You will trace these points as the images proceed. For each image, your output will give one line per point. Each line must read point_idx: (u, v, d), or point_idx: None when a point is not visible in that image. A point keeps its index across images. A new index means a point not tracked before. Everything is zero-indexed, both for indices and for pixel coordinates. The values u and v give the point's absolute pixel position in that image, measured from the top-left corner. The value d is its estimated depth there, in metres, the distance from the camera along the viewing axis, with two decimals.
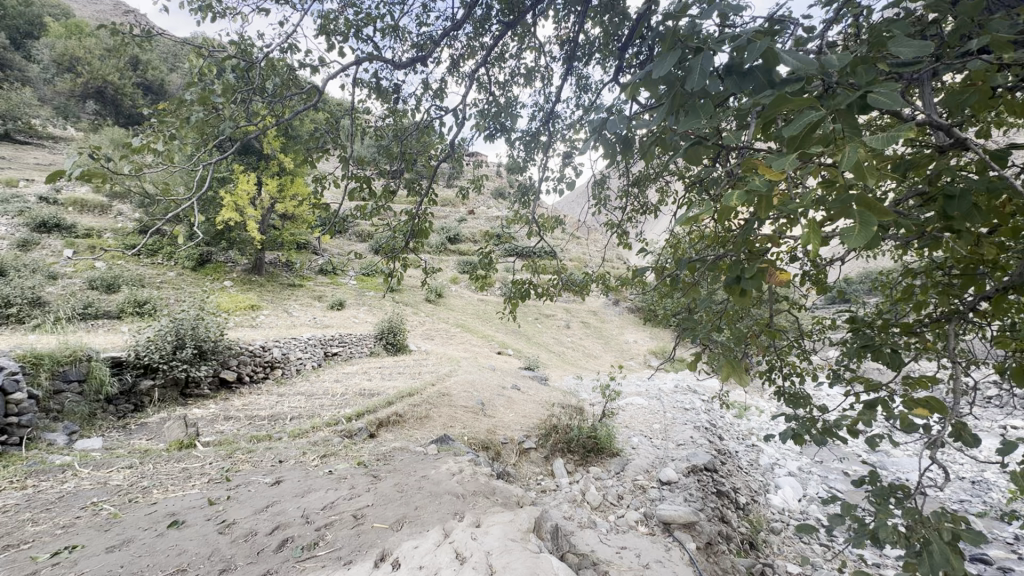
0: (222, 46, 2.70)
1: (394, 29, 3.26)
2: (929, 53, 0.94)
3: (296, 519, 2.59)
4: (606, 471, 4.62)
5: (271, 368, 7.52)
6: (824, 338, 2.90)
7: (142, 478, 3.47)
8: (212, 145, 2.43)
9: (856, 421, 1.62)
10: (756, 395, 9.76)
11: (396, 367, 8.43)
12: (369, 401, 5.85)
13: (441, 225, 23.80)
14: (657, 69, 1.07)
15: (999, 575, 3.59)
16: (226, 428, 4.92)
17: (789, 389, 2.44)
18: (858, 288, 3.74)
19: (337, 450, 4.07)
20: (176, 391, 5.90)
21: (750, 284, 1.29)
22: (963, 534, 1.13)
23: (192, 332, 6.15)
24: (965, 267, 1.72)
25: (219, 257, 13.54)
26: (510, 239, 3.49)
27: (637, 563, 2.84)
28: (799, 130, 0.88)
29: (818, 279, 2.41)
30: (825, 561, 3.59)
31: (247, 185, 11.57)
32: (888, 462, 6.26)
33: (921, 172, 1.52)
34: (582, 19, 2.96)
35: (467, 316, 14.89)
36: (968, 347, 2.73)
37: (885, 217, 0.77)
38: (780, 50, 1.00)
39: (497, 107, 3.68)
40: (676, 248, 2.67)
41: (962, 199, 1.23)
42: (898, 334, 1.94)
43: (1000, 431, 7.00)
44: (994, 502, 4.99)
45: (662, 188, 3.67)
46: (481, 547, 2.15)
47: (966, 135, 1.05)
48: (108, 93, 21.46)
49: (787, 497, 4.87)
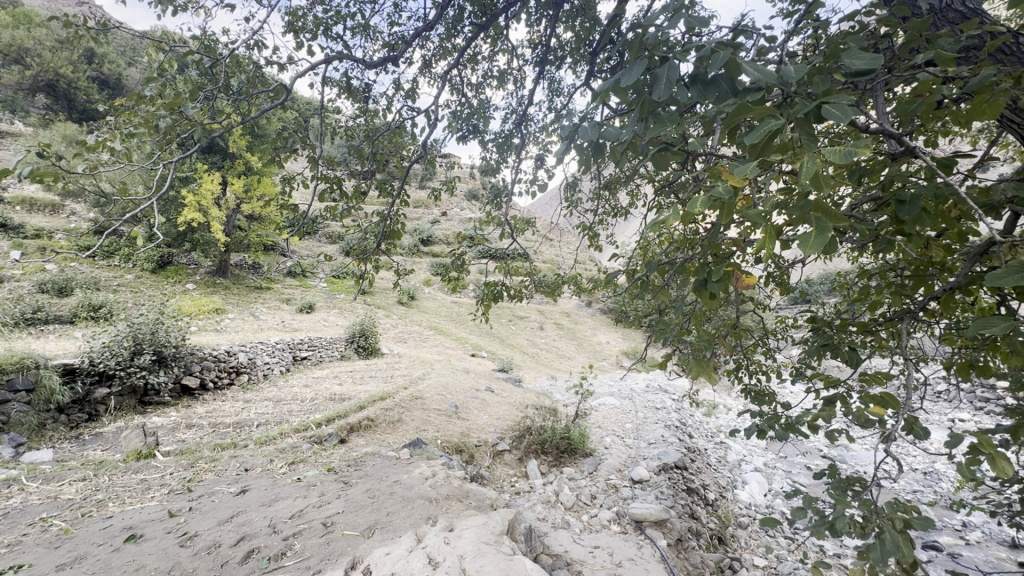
0: (184, 40, 2.59)
1: (364, 28, 3.21)
2: (879, 66, 0.98)
3: (262, 529, 2.51)
4: (579, 471, 4.67)
5: (236, 373, 7.29)
6: (786, 337, 3.01)
7: (97, 491, 3.31)
8: (173, 143, 2.34)
9: (817, 418, 1.66)
10: (723, 394, 10.04)
11: (367, 371, 8.29)
12: (341, 405, 5.74)
13: (414, 228, 23.67)
14: (625, 79, 1.08)
15: (948, 560, 3.79)
16: (189, 436, 4.75)
17: (754, 388, 2.51)
18: (818, 289, 3.91)
19: (305, 457, 3.97)
20: (134, 398, 5.63)
21: (718, 287, 1.34)
22: (914, 522, 1.17)
23: (151, 337, 5.92)
24: (916, 268, 1.82)
25: (180, 259, 13.05)
26: (483, 240, 3.48)
27: (610, 562, 2.87)
28: (761, 138, 0.90)
29: (783, 280, 2.48)
30: (789, 552, 3.73)
31: (211, 184, 11.24)
32: (848, 456, 6.54)
33: (876, 179, 1.60)
34: (555, 22, 2.98)
35: (440, 318, 14.82)
36: (920, 344, 2.87)
37: (841, 225, 0.80)
38: (742, 59, 1.03)
39: (469, 108, 3.68)
40: (646, 251, 2.71)
41: (912, 204, 1.29)
42: (855, 333, 2.03)
43: (948, 424, 7.42)
44: (944, 491, 5.27)
45: (633, 191, 3.74)
46: (454, 552, 2.14)
47: (915, 143, 1.10)
48: (61, 89, 20.27)
49: (753, 492, 5.03)
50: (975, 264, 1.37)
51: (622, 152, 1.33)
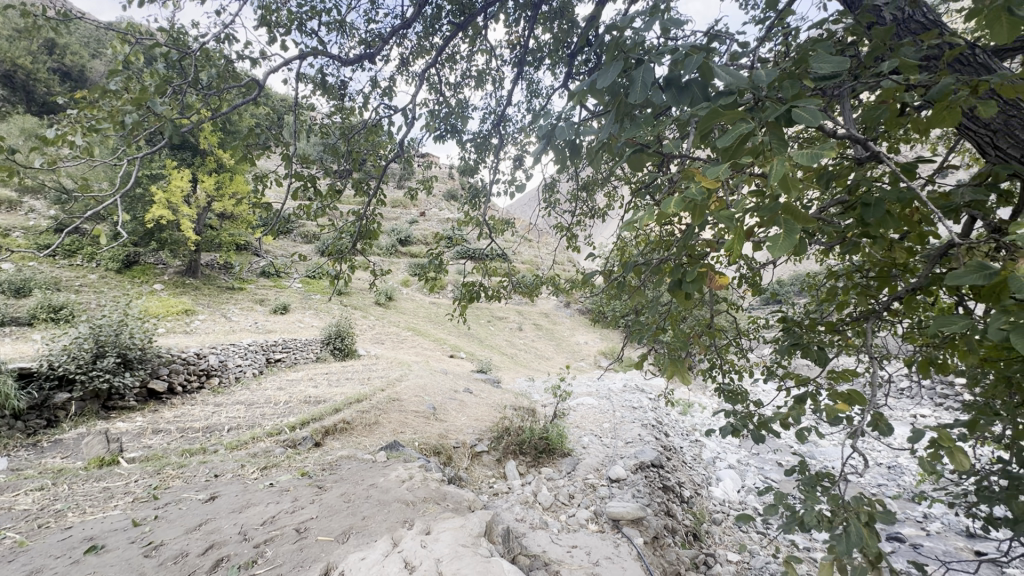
0: (150, 32, 2.50)
1: (340, 24, 3.16)
2: (844, 72, 1.01)
3: (232, 536, 2.44)
4: (557, 471, 4.69)
5: (206, 377, 7.09)
6: (758, 337, 3.08)
7: (55, 501, 3.16)
8: (139, 138, 2.27)
9: (786, 416, 1.69)
10: (698, 392, 10.24)
11: (343, 373, 8.15)
12: (315, 408, 5.64)
13: (392, 228, 23.45)
14: (601, 81, 1.09)
15: (910, 551, 3.95)
16: (155, 442, 4.59)
17: (727, 386, 2.56)
18: (788, 290, 4.03)
19: (278, 462, 3.88)
20: (96, 403, 5.39)
21: (693, 287, 1.36)
22: (878, 515, 1.21)
23: (114, 339, 5.71)
24: (881, 269, 1.89)
25: (146, 259, 12.61)
26: (462, 240, 3.46)
27: (588, 561, 2.89)
28: (732, 140, 0.92)
29: (755, 281, 2.54)
30: (761, 547, 3.83)
31: (181, 182, 10.90)
32: (816, 452, 6.76)
33: (842, 182, 1.66)
34: (533, 23, 2.98)
35: (418, 319, 14.71)
36: (884, 342, 2.98)
37: (810, 227, 0.82)
38: (715, 64, 1.04)
39: (447, 108, 3.66)
40: (622, 252, 2.75)
41: (877, 207, 1.34)
42: (823, 332, 2.10)
43: (910, 420, 7.73)
44: (907, 484, 5.50)
45: (611, 193, 3.79)
46: (431, 555, 2.12)
47: (880, 148, 1.13)
48: (18, 80, 19.31)
49: (727, 488, 5.14)
50: (935, 265, 1.42)
51: (599, 153, 1.34)
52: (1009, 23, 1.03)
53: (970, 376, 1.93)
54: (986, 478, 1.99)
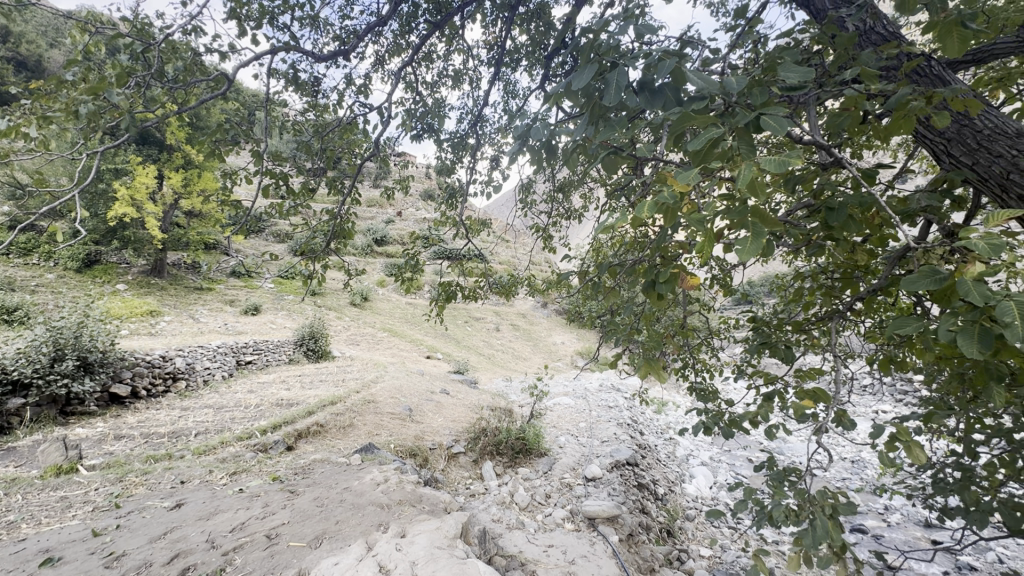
0: (112, 22, 2.40)
1: (314, 19, 3.10)
2: (811, 80, 1.04)
3: (199, 544, 2.36)
4: (534, 471, 4.71)
5: (173, 380, 6.86)
6: (729, 336, 3.16)
7: (7, 512, 3.00)
8: (99, 132, 2.18)
9: (756, 414, 1.73)
10: (672, 391, 10.44)
11: (317, 375, 8.00)
12: (288, 411, 5.52)
13: (367, 227, 23.15)
14: (576, 82, 1.11)
15: (872, 541, 4.11)
16: (118, 448, 4.42)
17: (700, 385, 2.61)
18: (759, 290, 4.14)
19: (249, 467, 3.79)
20: (54, 409, 5.13)
21: (666, 288, 1.39)
22: (841, 508, 1.24)
23: (74, 342, 5.48)
24: (845, 272, 1.95)
25: (108, 258, 12.11)
26: (439, 240, 3.44)
27: (564, 560, 2.91)
28: (702, 144, 0.94)
29: (726, 281, 2.59)
30: (732, 542, 3.93)
31: (146, 178, 10.50)
32: (785, 448, 6.97)
33: (808, 186, 1.71)
34: (510, 24, 2.99)
35: (394, 320, 14.56)
36: (847, 342, 3.09)
37: (776, 229, 0.85)
38: (686, 70, 1.07)
39: (424, 108, 3.62)
40: (598, 253, 2.78)
41: (840, 211, 1.39)
42: (790, 331, 2.16)
43: (872, 416, 8.04)
44: (869, 478, 5.72)
45: (586, 195, 3.84)
46: (406, 558, 2.10)
47: (843, 154, 1.18)
48: None
49: (700, 485, 5.26)
50: (894, 267, 1.48)
51: (574, 155, 1.35)
52: (961, 37, 1.10)
53: (927, 373, 2.01)
54: (941, 470, 2.08)
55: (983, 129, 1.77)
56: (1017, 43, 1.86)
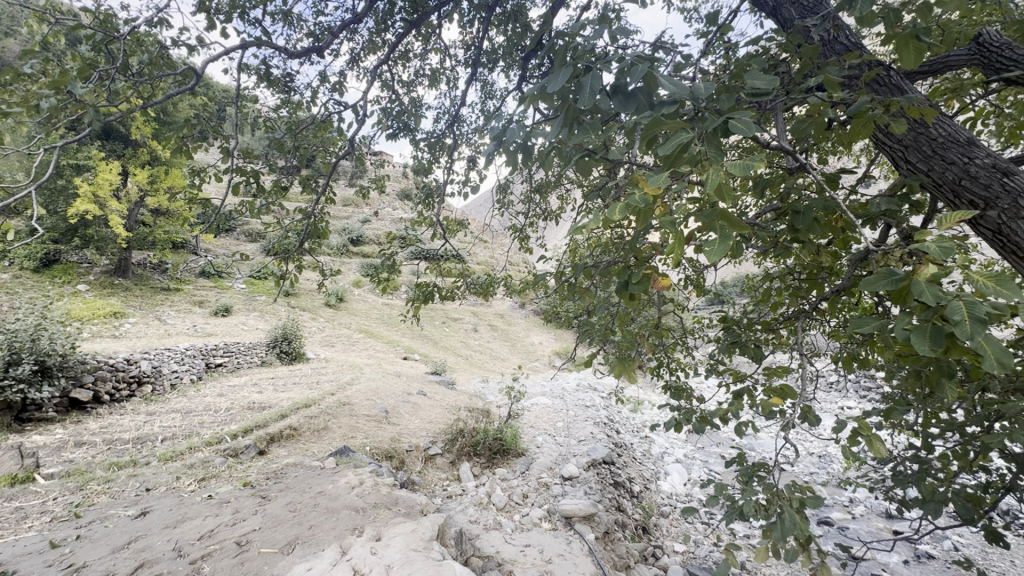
0: (72, 12, 2.30)
1: (286, 15, 3.03)
2: (775, 87, 1.07)
3: (165, 553, 2.29)
4: (512, 472, 4.72)
5: (138, 384, 6.61)
6: (702, 336, 3.22)
7: None
8: (58, 126, 2.08)
9: (726, 410, 1.77)
10: (648, 389, 10.60)
11: (290, 377, 7.83)
12: (260, 415, 5.39)
13: (342, 227, 22.79)
14: (551, 84, 1.11)
15: (838, 533, 4.26)
16: (78, 456, 4.23)
17: (673, 383, 2.65)
18: (731, 291, 4.24)
19: (218, 472, 3.68)
20: (8, 416, 4.89)
21: (638, 289, 1.41)
22: (808, 501, 1.27)
23: (30, 345, 5.24)
24: (810, 272, 2.02)
25: (68, 257, 11.60)
26: (415, 240, 3.42)
27: (540, 559, 2.92)
28: (672, 149, 0.95)
29: (699, 282, 2.65)
30: (704, 537, 4.01)
31: (109, 174, 10.09)
32: (755, 444, 7.16)
33: (775, 190, 1.76)
34: (487, 25, 2.98)
35: (370, 321, 14.38)
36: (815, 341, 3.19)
37: (742, 233, 0.87)
38: (658, 74, 1.08)
39: (400, 107, 3.58)
40: (574, 254, 2.80)
41: (806, 214, 1.44)
42: (760, 330, 2.22)
43: (837, 411, 8.33)
44: (834, 472, 5.92)
45: (563, 197, 3.86)
46: (381, 561, 2.07)
47: (807, 159, 1.22)
48: None
49: (675, 482, 5.35)
50: (855, 268, 1.54)
51: (549, 156, 1.35)
52: (916, 50, 1.15)
53: (887, 370, 2.09)
54: (901, 463, 2.17)
55: (938, 137, 1.87)
56: (968, 57, 1.95)
